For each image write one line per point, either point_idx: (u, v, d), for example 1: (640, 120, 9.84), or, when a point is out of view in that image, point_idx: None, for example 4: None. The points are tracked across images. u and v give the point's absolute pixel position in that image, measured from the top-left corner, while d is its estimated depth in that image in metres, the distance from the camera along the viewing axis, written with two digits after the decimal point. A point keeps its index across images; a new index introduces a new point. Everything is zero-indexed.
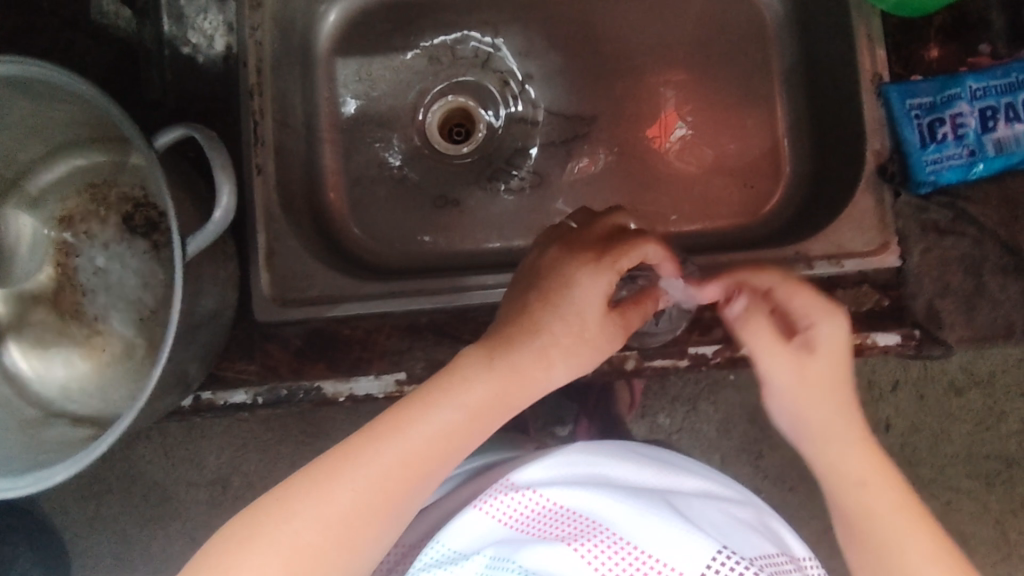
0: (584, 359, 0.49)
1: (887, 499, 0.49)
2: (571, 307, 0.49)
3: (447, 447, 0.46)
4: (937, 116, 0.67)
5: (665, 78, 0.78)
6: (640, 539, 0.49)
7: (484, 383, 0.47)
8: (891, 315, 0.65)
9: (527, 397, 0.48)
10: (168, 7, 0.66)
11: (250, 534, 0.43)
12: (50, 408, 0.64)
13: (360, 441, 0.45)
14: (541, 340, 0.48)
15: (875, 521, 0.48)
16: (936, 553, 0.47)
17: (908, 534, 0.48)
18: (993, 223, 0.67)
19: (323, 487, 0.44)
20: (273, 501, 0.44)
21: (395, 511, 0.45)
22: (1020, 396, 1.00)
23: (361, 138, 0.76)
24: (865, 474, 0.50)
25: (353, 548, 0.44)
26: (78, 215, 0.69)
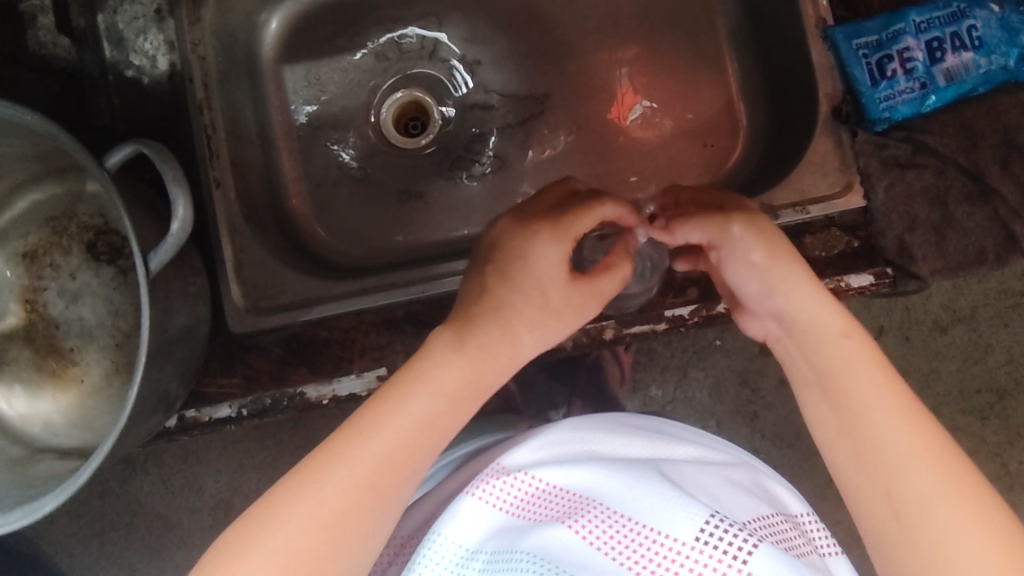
0: (551, 328, 0.50)
1: (857, 353, 0.47)
2: (533, 278, 0.49)
3: (429, 432, 0.46)
4: (885, 53, 0.67)
5: (613, 49, 0.78)
6: (632, 510, 0.48)
7: (458, 366, 0.47)
8: (863, 256, 0.64)
9: (501, 373, 0.49)
10: (107, 32, 0.66)
11: (244, 546, 0.41)
12: (36, 444, 0.63)
13: (344, 436, 0.45)
14: (505, 315, 0.49)
15: (849, 368, 0.47)
16: (911, 412, 0.45)
17: (877, 388, 0.46)
18: (954, 151, 0.69)
19: (313, 488, 0.43)
20: (262, 509, 0.43)
21: (386, 506, 0.44)
22: (1003, 326, 1.01)
23: (318, 142, 0.76)
24: (832, 333, 0.48)
25: (350, 545, 0.42)
26: (40, 249, 0.68)
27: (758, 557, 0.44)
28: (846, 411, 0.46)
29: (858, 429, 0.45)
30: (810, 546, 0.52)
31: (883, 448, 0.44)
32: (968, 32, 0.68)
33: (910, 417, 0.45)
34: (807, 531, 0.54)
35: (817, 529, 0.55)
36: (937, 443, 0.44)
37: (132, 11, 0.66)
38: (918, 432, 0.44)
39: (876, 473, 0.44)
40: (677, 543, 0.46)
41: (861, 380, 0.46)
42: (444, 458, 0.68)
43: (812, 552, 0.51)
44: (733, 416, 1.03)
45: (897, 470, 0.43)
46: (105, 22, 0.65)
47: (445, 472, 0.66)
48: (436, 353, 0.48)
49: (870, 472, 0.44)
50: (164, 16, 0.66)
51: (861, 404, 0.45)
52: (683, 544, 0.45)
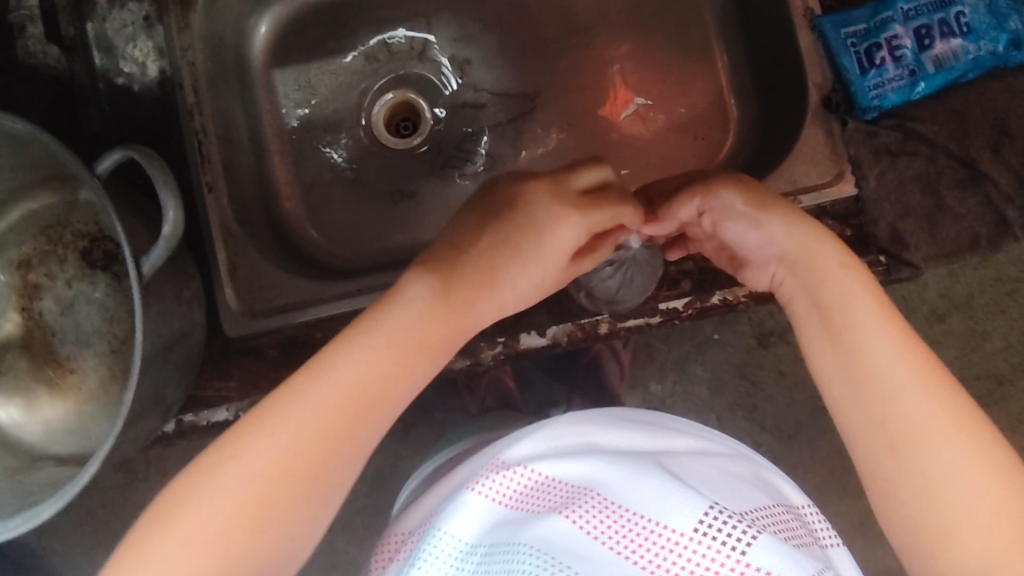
0: (534, 295, 0.52)
1: (855, 287, 0.47)
2: (542, 255, 0.49)
3: (394, 375, 0.45)
4: (873, 42, 0.67)
5: (602, 45, 0.78)
6: (632, 501, 0.47)
7: (428, 309, 0.46)
8: (856, 244, 0.64)
9: (472, 319, 0.48)
10: (97, 41, 0.66)
11: (197, 488, 0.40)
12: (35, 452, 0.64)
13: (305, 378, 0.43)
14: (489, 267, 0.48)
15: (848, 300, 0.47)
16: (910, 344, 0.45)
17: (872, 317, 0.46)
18: (944, 139, 0.69)
19: (272, 430, 0.41)
20: (218, 451, 0.41)
21: (349, 450, 0.43)
22: (1001, 313, 1.01)
23: (310, 145, 0.76)
24: (828, 269, 0.48)
25: (309, 492, 0.41)
26: (36, 258, 0.68)
27: (757, 548, 0.42)
28: (845, 339, 0.46)
29: (855, 358, 0.45)
30: (811, 537, 0.51)
31: (881, 378, 0.44)
32: (956, 18, 0.68)
33: (907, 348, 0.45)
34: (808, 522, 0.53)
35: (818, 522, 0.55)
36: (935, 374, 0.44)
37: (120, 19, 0.66)
38: (915, 362, 0.44)
39: (873, 401, 0.44)
40: (676, 534, 0.44)
41: (858, 312, 0.46)
42: (445, 461, 0.68)
43: (813, 541, 0.51)
44: (733, 409, 1.03)
45: (895, 400, 0.43)
46: (94, 30, 0.66)
47: (442, 473, 0.66)
48: (407, 293, 0.47)
49: (868, 403, 0.44)
50: (152, 23, 0.67)
51: (859, 334, 0.46)
52: (681, 535, 0.44)
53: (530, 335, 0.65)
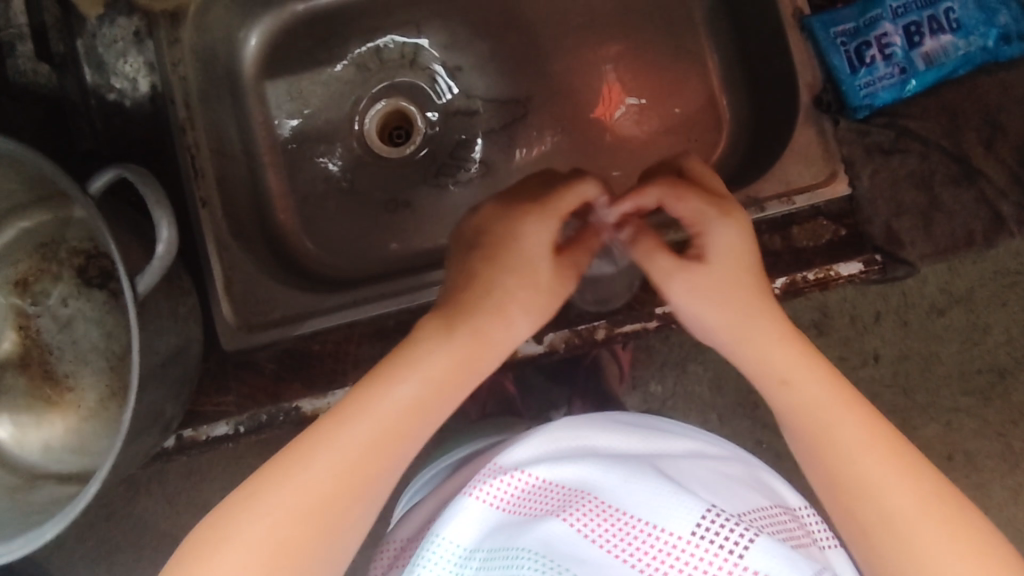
0: (545, 305, 0.51)
1: (816, 386, 0.47)
2: (523, 255, 0.50)
3: (415, 418, 0.46)
4: (863, 40, 0.67)
5: (594, 49, 0.78)
6: (628, 503, 0.47)
7: (446, 352, 0.47)
8: (850, 243, 0.65)
9: (493, 356, 0.49)
10: (87, 58, 0.66)
11: (223, 535, 0.41)
12: (36, 471, 0.64)
13: (329, 424, 0.44)
14: (495, 298, 0.49)
15: (805, 409, 0.47)
16: (868, 434, 0.46)
17: (844, 414, 0.46)
18: (937, 135, 0.69)
19: (294, 476, 0.42)
20: (243, 496, 0.42)
21: (369, 494, 0.44)
22: (1000, 306, 1.01)
23: (303, 156, 0.76)
24: (791, 365, 0.48)
25: (337, 535, 0.42)
26: (31, 276, 0.68)
27: (755, 551, 0.43)
28: (821, 446, 0.46)
29: (830, 465, 0.46)
30: (809, 537, 0.51)
31: (858, 475, 0.45)
32: (945, 14, 0.68)
33: (880, 443, 0.45)
34: (806, 523, 0.53)
35: (815, 521, 0.54)
36: (899, 457, 0.45)
37: (111, 35, 0.66)
38: (889, 459, 0.45)
39: (856, 507, 0.44)
40: (673, 537, 0.45)
41: (826, 406, 0.47)
42: (441, 467, 0.68)
43: (812, 542, 0.50)
44: (734, 409, 1.02)
45: (881, 499, 0.44)
46: (84, 46, 0.66)
47: (440, 480, 0.66)
48: (424, 339, 0.48)
49: (851, 506, 0.44)
50: (143, 37, 0.67)
51: (836, 440, 0.46)
52: (679, 538, 0.45)
53: (528, 343, 0.66)
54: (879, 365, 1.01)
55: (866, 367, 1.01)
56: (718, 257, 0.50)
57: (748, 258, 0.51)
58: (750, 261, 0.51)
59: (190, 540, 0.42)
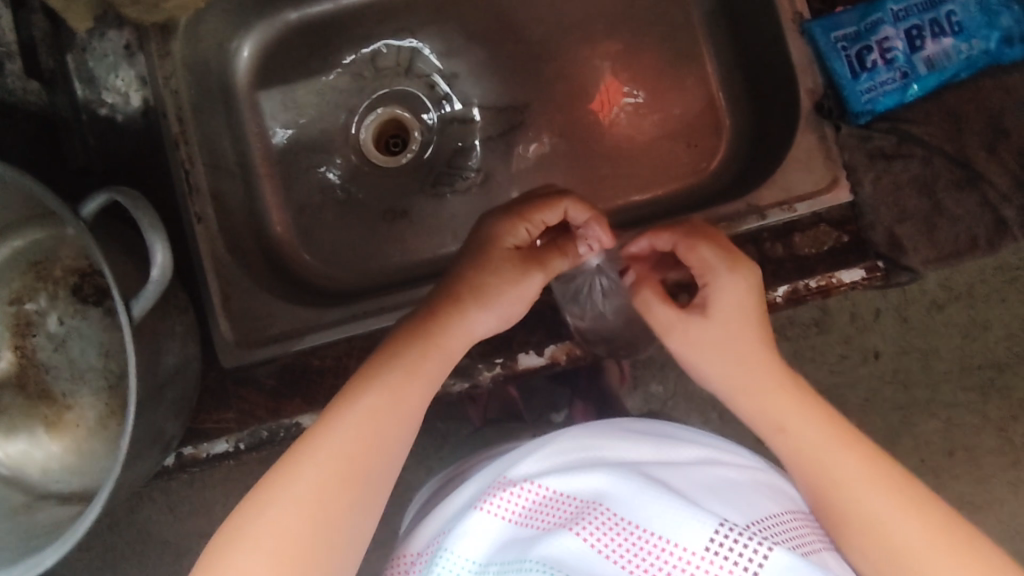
0: (499, 297, 0.50)
1: (809, 432, 0.48)
2: (482, 247, 0.51)
3: (372, 435, 0.45)
4: (864, 44, 0.67)
5: (591, 53, 0.77)
6: (642, 517, 0.45)
7: (416, 341, 0.48)
8: (855, 250, 0.64)
9: (465, 341, 0.50)
10: (77, 72, 0.65)
11: (227, 544, 0.40)
12: (35, 491, 0.63)
13: (282, 468, 0.43)
14: (458, 287, 0.50)
15: (804, 454, 0.48)
16: (868, 471, 0.47)
17: (843, 457, 0.47)
18: (939, 141, 0.68)
19: (287, 473, 0.43)
20: (244, 505, 0.42)
21: (364, 477, 0.44)
22: (1001, 302, 1.01)
23: (299, 166, 0.75)
24: (787, 416, 0.49)
25: (338, 522, 0.42)
26: (25, 295, 0.67)
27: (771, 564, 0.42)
28: (824, 488, 0.47)
29: (834, 504, 0.46)
30: None
31: (865, 514, 0.45)
32: (947, 18, 0.67)
33: (880, 477, 0.46)
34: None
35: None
36: (902, 491, 0.46)
37: (101, 48, 0.65)
38: (890, 493, 0.46)
39: (870, 544, 0.45)
40: (686, 552, 0.43)
41: (823, 447, 0.48)
42: (442, 483, 0.66)
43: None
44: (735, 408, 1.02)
45: (888, 532, 0.45)
46: (74, 61, 0.65)
47: (444, 491, 0.64)
48: (395, 340, 0.49)
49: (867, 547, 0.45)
50: (133, 51, 0.66)
51: (840, 479, 0.47)
52: (692, 554, 0.43)
53: (529, 355, 0.65)
54: (880, 362, 1.00)
55: (867, 365, 1.01)
56: (721, 316, 0.51)
57: (751, 312, 0.51)
58: (755, 310, 0.52)
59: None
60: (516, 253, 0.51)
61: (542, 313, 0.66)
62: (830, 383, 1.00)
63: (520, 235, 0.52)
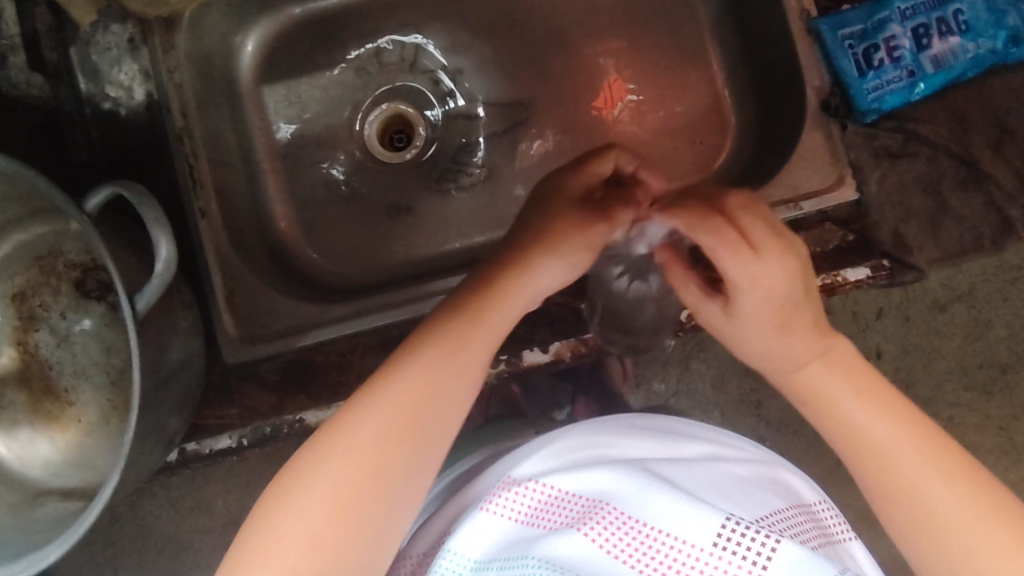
0: (570, 247, 0.50)
1: (833, 379, 0.48)
2: (551, 194, 0.52)
3: (433, 390, 0.45)
4: (871, 43, 0.66)
5: (595, 49, 0.77)
6: (647, 515, 0.45)
7: (481, 290, 0.48)
8: (859, 249, 0.64)
9: (533, 295, 0.50)
10: (81, 66, 0.65)
11: (288, 489, 0.42)
12: (38, 487, 0.64)
13: (346, 415, 0.44)
14: (528, 236, 0.50)
15: (827, 403, 0.48)
16: (894, 424, 0.46)
17: (881, 427, 0.46)
18: (945, 138, 0.68)
19: (347, 422, 0.44)
20: (304, 453, 0.44)
21: (421, 431, 0.44)
22: (1003, 301, 1.01)
23: (302, 161, 0.75)
24: (825, 386, 0.48)
25: (394, 473, 0.43)
26: (29, 290, 0.67)
27: (780, 559, 0.42)
28: (859, 458, 0.46)
29: (868, 475, 0.46)
30: (824, 535, 0.49)
31: (899, 485, 0.45)
32: (954, 16, 0.67)
33: (918, 444, 0.45)
34: (821, 519, 0.51)
35: (830, 516, 0.53)
36: (927, 443, 0.45)
37: (105, 41, 0.65)
38: (916, 444, 0.45)
39: (895, 495, 0.45)
40: (693, 548, 0.43)
41: (860, 418, 0.46)
42: (449, 478, 0.66)
43: (828, 542, 0.49)
44: (737, 406, 1.01)
45: (912, 486, 0.44)
46: (78, 54, 0.64)
47: (449, 488, 0.64)
48: (462, 289, 0.50)
49: (894, 499, 0.45)
50: (137, 45, 0.65)
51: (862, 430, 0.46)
52: (700, 550, 0.43)
53: (533, 352, 0.65)
54: (882, 361, 1.00)
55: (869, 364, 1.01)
56: (750, 319, 0.48)
57: (777, 303, 0.47)
58: (787, 295, 0.46)
59: (231, 549, 0.42)
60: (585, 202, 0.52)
61: (547, 309, 0.66)
62: None
63: (581, 184, 0.53)
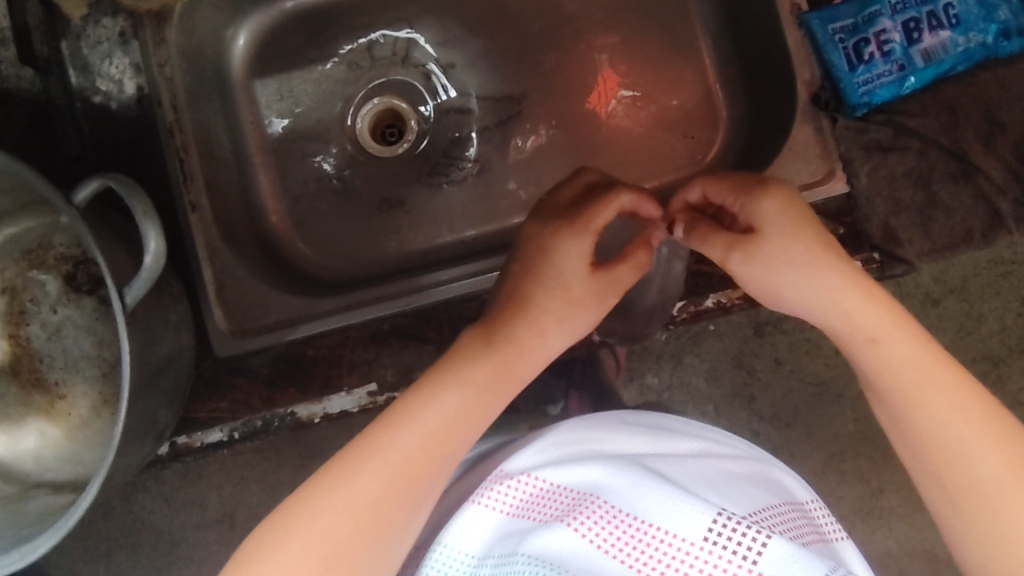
0: (572, 320, 0.53)
1: (901, 347, 0.45)
2: (558, 267, 0.53)
3: (466, 422, 0.47)
4: (861, 37, 0.67)
5: (588, 43, 0.77)
6: (638, 509, 0.46)
7: (487, 361, 0.50)
8: (848, 242, 0.65)
9: (535, 365, 0.52)
10: (72, 60, 0.64)
11: (279, 537, 0.42)
12: (30, 480, 0.64)
13: (376, 432, 0.46)
14: (531, 310, 0.52)
15: (892, 369, 0.45)
16: (959, 398, 0.44)
17: (940, 383, 0.44)
18: (935, 132, 0.68)
19: (345, 479, 0.43)
20: (297, 500, 0.43)
21: (419, 499, 0.44)
22: (995, 295, 1.01)
23: (294, 155, 0.75)
24: (884, 325, 0.46)
25: (387, 537, 0.43)
26: (19, 284, 0.67)
27: (769, 555, 0.41)
28: (909, 407, 0.44)
29: (917, 426, 0.44)
30: (817, 533, 0.50)
31: (949, 442, 0.43)
32: (944, 10, 0.67)
33: (976, 410, 0.43)
34: (815, 519, 0.51)
35: (823, 516, 0.53)
36: (992, 418, 0.43)
37: (96, 35, 0.65)
38: (980, 421, 0.43)
39: (946, 463, 0.43)
40: (685, 543, 0.43)
41: (923, 382, 0.44)
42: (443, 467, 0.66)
43: (820, 539, 0.49)
44: (730, 400, 1.01)
45: (964, 462, 0.42)
46: (69, 48, 0.64)
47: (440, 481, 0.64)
48: (468, 345, 0.51)
49: (943, 467, 0.43)
50: (128, 38, 0.65)
51: (921, 398, 0.44)
52: (691, 545, 0.43)
53: None
54: None
55: None
56: (771, 232, 0.50)
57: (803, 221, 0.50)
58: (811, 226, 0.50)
59: None
60: (591, 276, 0.54)
61: None
62: (825, 375, 1.01)
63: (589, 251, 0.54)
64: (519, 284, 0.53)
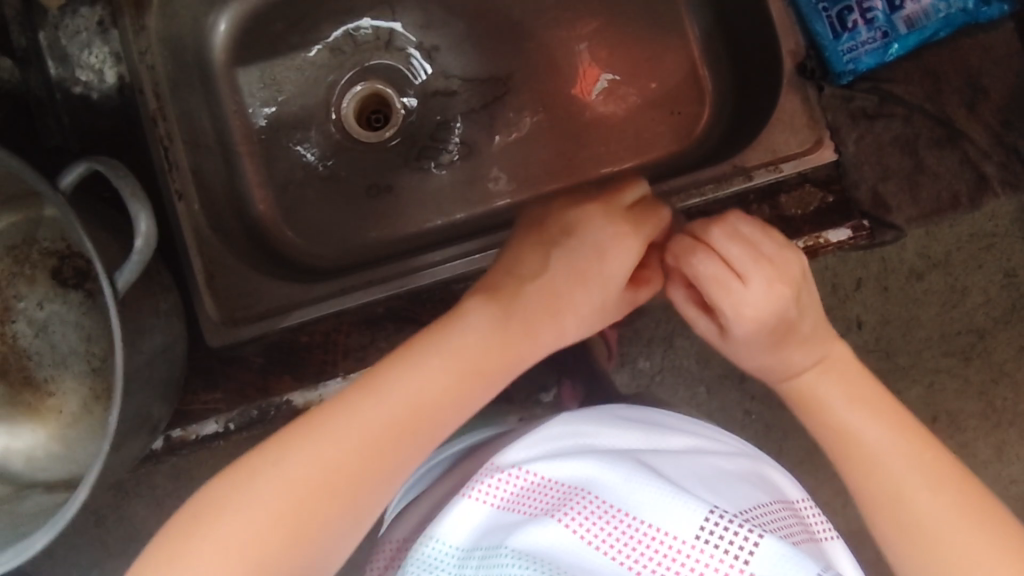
0: (592, 314, 0.52)
1: (835, 397, 0.51)
2: (596, 274, 0.52)
3: (448, 400, 0.47)
4: (844, 5, 0.67)
5: (571, 23, 0.77)
6: (630, 504, 0.44)
7: (484, 337, 0.48)
8: (838, 210, 0.65)
9: (531, 350, 0.51)
10: (50, 50, 0.63)
11: (241, 486, 0.41)
12: (22, 481, 0.62)
13: (358, 396, 0.45)
14: (548, 299, 0.51)
15: (834, 425, 0.50)
16: (893, 441, 0.48)
17: (871, 426, 0.49)
18: (919, 99, 0.69)
19: (316, 439, 0.43)
20: (266, 453, 0.43)
21: (389, 469, 0.44)
22: (977, 267, 0.96)
23: (280, 144, 0.74)
24: (820, 387, 0.51)
25: (346, 503, 0.42)
26: (3, 281, 0.65)
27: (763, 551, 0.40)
28: (843, 455, 0.49)
29: (854, 473, 0.48)
30: (807, 531, 0.48)
31: (886, 484, 0.47)
32: None
33: (909, 449, 0.48)
34: (805, 518, 0.50)
35: (813, 515, 0.51)
36: (924, 458, 0.47)
37: (74, 25, 0.64)
38: (911, 464, 0.47)
39: (887, 500, 0.47)
40: (676, 541, 0.42)
41: (856, 423, 0.49)
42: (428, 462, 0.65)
43: (810, 538, 0.47)
44: (721, 381, 1.00)
45: (898, 498, 0.46)
46: (47, 39, 0.63)
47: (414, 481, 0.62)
48: (465, 321, 0.49)
49: (882, 507, 0.47)
50: (107, 27, 0.65)
51: (856, 448, 0.49)
52: (683, 544, 0.42)
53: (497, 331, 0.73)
54: (862, 332, 0.96)
55: (849, 335, 0.97)
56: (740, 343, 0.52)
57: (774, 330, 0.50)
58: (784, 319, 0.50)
59: (175, 526, 0.41)
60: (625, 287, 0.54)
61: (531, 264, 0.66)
62: None
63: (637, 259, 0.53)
64: (545, 282, 0.51)
